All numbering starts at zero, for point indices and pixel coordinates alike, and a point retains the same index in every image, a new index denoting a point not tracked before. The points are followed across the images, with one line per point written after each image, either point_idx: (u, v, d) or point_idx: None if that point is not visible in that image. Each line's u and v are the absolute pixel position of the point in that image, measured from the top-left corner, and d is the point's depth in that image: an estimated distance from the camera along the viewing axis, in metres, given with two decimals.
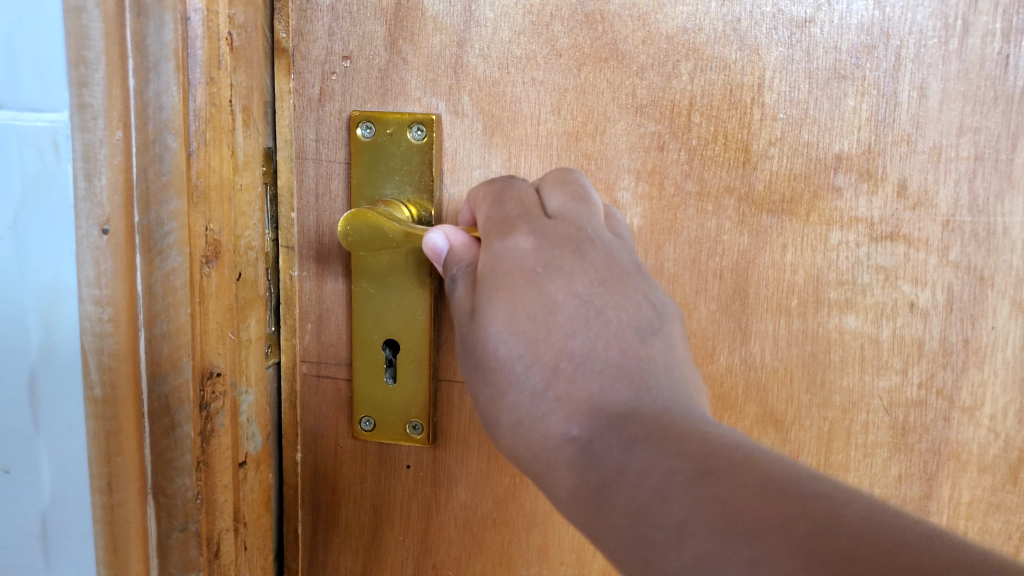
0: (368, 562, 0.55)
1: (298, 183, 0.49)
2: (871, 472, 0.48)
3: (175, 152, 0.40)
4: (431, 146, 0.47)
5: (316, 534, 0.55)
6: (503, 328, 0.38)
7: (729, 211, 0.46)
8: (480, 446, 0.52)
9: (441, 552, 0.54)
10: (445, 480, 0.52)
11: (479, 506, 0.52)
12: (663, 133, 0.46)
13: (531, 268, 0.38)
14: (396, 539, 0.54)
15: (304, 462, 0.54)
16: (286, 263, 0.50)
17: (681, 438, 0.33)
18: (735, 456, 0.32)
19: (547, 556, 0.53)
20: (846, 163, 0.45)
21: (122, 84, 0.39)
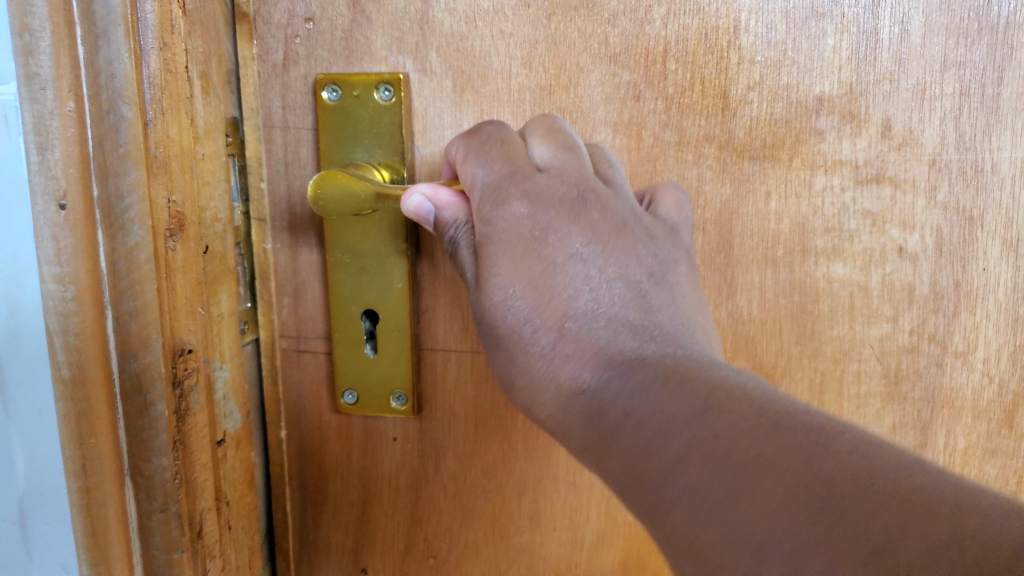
0: (359, 537, 0.54)
1: (266, 152, 0.48)
2: (863, 423, 0.47)
3: (131, 123, 0.38)
4: (400, 106, 0.45)
5: (305, 511, 0.54)
6: (511, 291, 0.39)
7: (710, 161, 0.45)
8: (466, 414, 0.51)
9: (432, 523, 0.53)
10: (432, 450, 0.52)
11: (468, 475, 0.52)
12: (639, 82, 0.44)
13: (532, 230, 0.39)
14: (385, 512, 0.53)
15: (289, 438, 0.53)
16: (259, 236, 0.49)
17: (684, 377, 0.35)
18: (736, 397, 0.32)
19: (539, 523, 0.52)
20: (828, 105, 0.43)
21: (70, 51, 0.38)
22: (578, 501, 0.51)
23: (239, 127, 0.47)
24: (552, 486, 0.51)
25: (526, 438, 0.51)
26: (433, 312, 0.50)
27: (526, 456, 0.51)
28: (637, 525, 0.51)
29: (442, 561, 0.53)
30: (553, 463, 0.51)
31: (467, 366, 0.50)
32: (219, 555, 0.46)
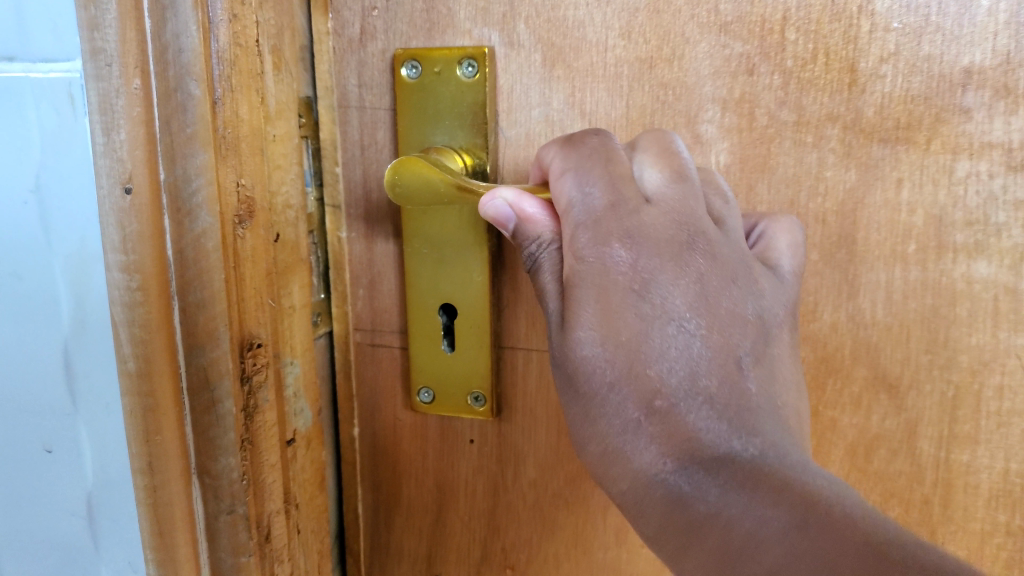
0: (433, 543, 0.51)
1: (341, 134, 0.45)
2: (1005, 445, 0.41)
3: (199, 101, 0.35)
4: (484, 84, 0.42)
5: (378, 512, 0.52)
6: (593, 353, 0.34)
7: (833, 144, 0.39)
8: (548, 418, 0.47)
9: (510, 533, 0.49)
10: (511, 455, 0.48)
11: (550, 483, 0.48)
12: (753, 54, 0.39)
13: (629, 280, 0.34)
14: (460, 519, 0.50)
15: (362, 436, 0.50)
16: (334, 224, 0.46)
17: (776, 484, 0.31)
18: (836, 515, 0.29)
19: (626, 539, 0.48)
20: (979, 77, 0.37)
21: (137, 24, 0.35)
22: None
23: (314, 109, 0.45)
24: None
25: None
26: (516, 308, 0.46)
27: None
28: None
29: (520, 574, 0.50)
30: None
31: (550, 366, 0.46)
32: (287, 559, 0.44)
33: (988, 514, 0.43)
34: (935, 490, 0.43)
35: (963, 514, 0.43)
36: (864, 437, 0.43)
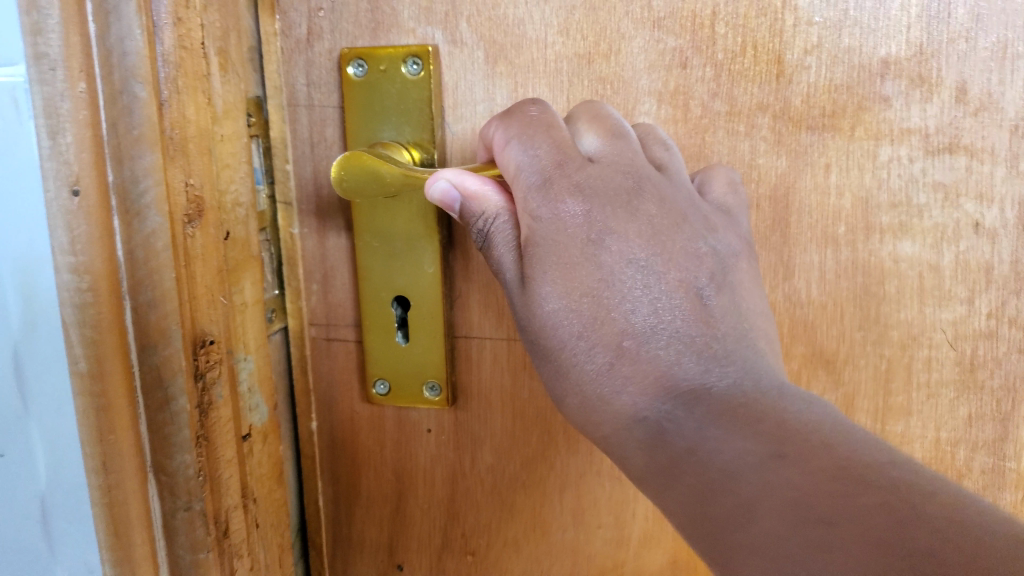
0: (394, 532, 0.52)
1: (291, 132, 0.45)
2: (936, 414, 0.44)
3: (145, 103, 0.36)
4: (429, 81, 0.43)
5: (338, 505, 0.52)
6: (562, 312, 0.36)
7: (764, 132, 0.41)
8: (504, 405, 0.48)
9: (469, 519, 0.51)
10: (468, 442, 0.49)
11: (507, 468, 0.49)
12: (685, 48, 0.41)
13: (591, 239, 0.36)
14: (420, 507, 0.51)
15: (319, 430, 0.51)
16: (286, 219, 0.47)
17: (751, 415, 0.32)
18: (805, 438, 0.31)
19: (582, 519, 0.49)
20: (895, 68, 0.39)
21: (81, 29, 0.36)
22: (623, 497, 0.48)
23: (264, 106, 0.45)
24: (596, 479, 0.48)
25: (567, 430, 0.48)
26: (468, 297, 0.47)
27: (567, 448, 0.48)
28: None
29: (480, 558, 0.51)
30: (596, 457, 0.48)
31: (504, 354, 0.47)
32: (247, 553, 0.44)
33: None
34: None
35: None
36: None
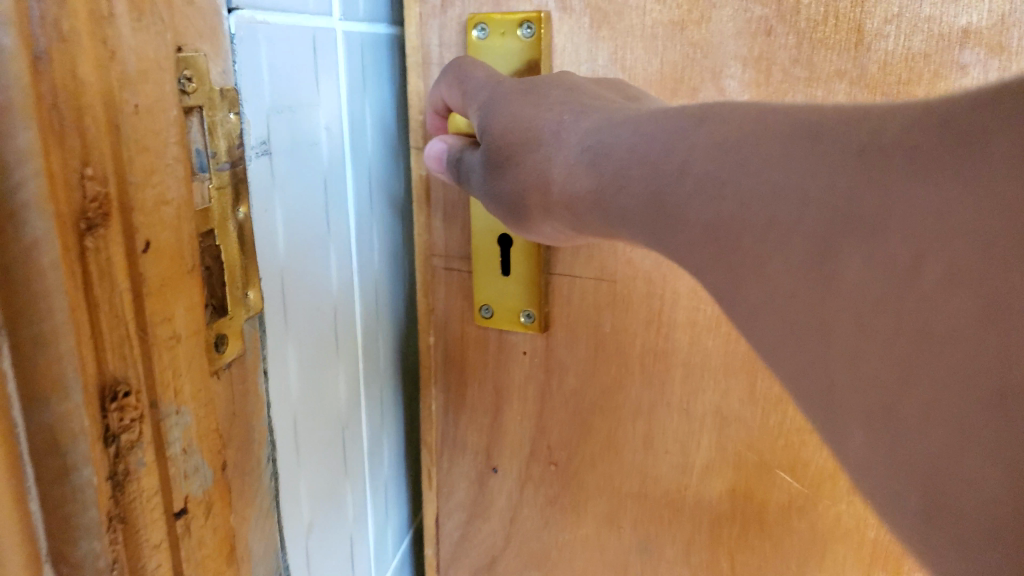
0: (490, 438, 0.60)
1: (424, 86, 0.53)
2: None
3: (14, 57, 0.22)
4: (539, 43, 0.49)
5: (445, 412, 0.61)
6: (551, 209, 0.44)
7: (841, 97, 0.44)
8: (589, 336, 0.55)
9: (554, 434, 0.58)
10: (557, 366, 0.56)
11: (588, 392, 0.56)
12: (771, 16, 0.44)
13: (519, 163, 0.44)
14: (514, 419, 0.59)
15: (433, 346, 0.60)
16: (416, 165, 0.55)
17: (883, 293, 0.28)
18: (830, 211, 0.29)
19: (653, 446, 0.55)
20: (975, 37, 0.41)
21: None
22: (691, 429, 0.53)
23: (283, 95, 0.41)
24: (666, 411, 0.54)
25: (642, 363, 0.53)
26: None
27: (642, 379, 0.54)
28: (747, 457, 0.52)
29: (561, 471, 0.58)
30: (667, 390, 0.53)
31: (592, 292, 0.54)
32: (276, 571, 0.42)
33: None
34: None
35: None
36: None
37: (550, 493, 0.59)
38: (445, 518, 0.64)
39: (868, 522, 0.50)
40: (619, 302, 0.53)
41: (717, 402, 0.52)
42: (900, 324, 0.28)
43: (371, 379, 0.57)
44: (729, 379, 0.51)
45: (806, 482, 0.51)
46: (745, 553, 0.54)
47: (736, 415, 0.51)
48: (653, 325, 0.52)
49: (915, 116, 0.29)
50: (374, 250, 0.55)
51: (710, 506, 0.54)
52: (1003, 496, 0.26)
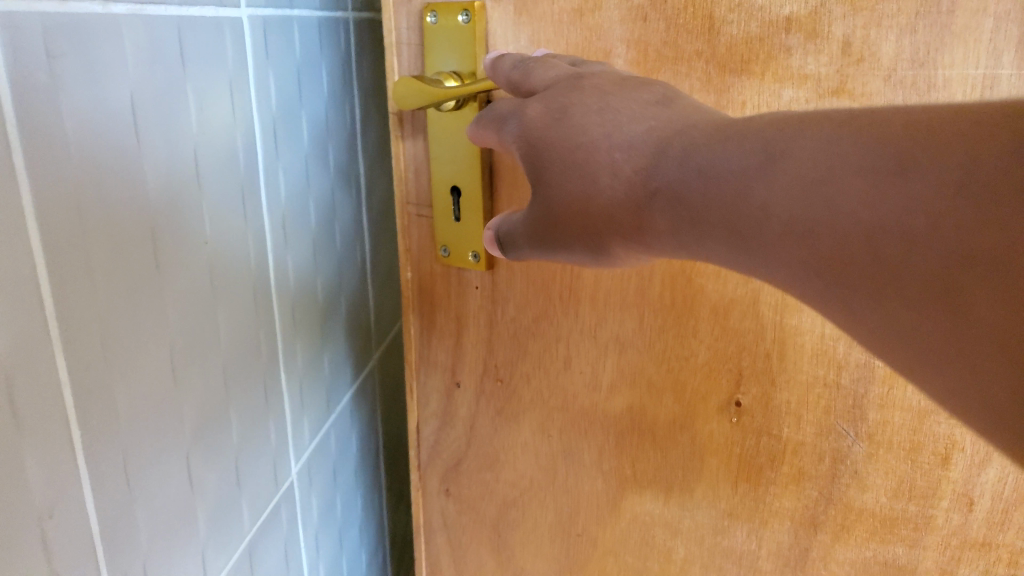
0: (455, 359, 0.71)
1: (396, 63, 0.63)
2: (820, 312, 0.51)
3: None
4: (475, 28, 0.58)
5: (421, 335, 0.72)
6: (575, 248, 0.49)
7: (699, 73, 0.53)
8: (522, 273, 0.64)
9: (499, 354, 0.69)
10: (500, 298, 0.67)
11: (521, 320, 0.66)
12: (645, 5, 0.53)
13: (562, 215, 0.48)
14: (471, 344, 0.70)
15: (410, 280, 0.71)
16: (396, 128, 0.65)
17: (867, 259, 0.33)
18: (890, 213, 0.32)
19: (571, 365, 0.65)
20: (795, 24, 0.49)
21: None
22: (598, 351, 0.63)
23: None
24: (579, 336, 0.63)
25: (562, 295, 0.63)
26: (505, 189, 0.63)
27: (562, 310, 0.63)
28: (641, 377, 0.61)
29: (507, 385, 0.69)
30: (581, 319, 0.63)
31: None
32: None
33: (811, 367, 0.53)
34: (773, 345, 0.54)
35: (793, 367, 0.54)
36: (723, 300, 0.55)
37: (499, 404, 0.70)
38: (423, 425, 0.75)
39: (735, 440, 0.58)
40: None
41: (616, 330, 0.61)
42: (866, 284, 0.33)
43: (136, 430, 0.39)
44: (625, 312, 0.60)
45: (686, 399, 0.59)
46: (644, 460, 0.64)
47: (631, 341, 0.60)
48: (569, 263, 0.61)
49: (854, 145, 0.34)
50: (193, 245, 0.44)
51: (615, 420, 0.64)
52: (1004, 412, 0.31)
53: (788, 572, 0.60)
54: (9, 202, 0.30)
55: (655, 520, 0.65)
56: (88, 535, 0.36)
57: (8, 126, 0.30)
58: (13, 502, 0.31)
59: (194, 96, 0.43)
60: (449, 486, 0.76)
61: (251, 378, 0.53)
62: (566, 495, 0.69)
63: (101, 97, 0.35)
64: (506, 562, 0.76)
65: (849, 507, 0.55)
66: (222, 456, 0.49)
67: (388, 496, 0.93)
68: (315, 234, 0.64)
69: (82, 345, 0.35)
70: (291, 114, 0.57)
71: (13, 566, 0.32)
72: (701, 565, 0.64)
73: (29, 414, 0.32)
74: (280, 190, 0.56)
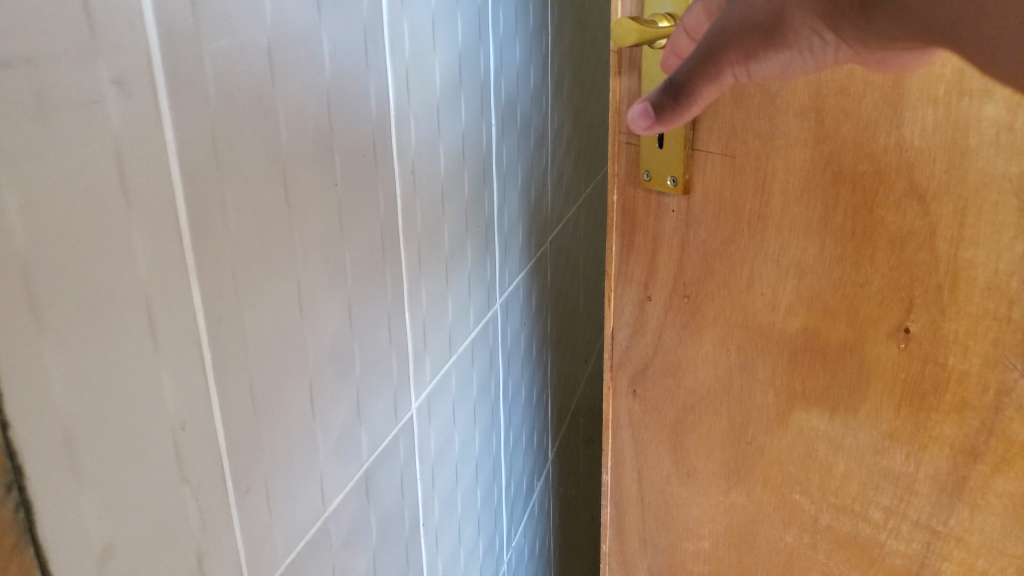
0: (650, 275, 0.77)
1: (621, 7, 0.70)
2: (995, 247, 0.55)
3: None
4: None
5: (620, 252, 0.78)
6: (746, 38, 0.55)
7: None
8: (717, 199, 0.69)
9: (689, 273, 0.73)
10: (694, 222, 0.71)
11: (713, 243, 0.71)
12: None
13: (733, 13, 0.55)
14: (666, 262, 0.75)
15: (614, 202, 0.76)
16: (615, 66, 0.72)
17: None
18: None
19: (754, 287, 0.69)
20: None
21: (137, 28, 0.29)
22: (782, 274, 0.67)
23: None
24: (763, 261, 0.68)
25: (751, 222, 0.67)
26: (704, 120, 0.66)
27: (749, 236, 0.68)
28: (822, 299, 0.65)
29: (693, 302, 0.74)
30: (766, 245, 0.67)
31: (722, 165, 0.67)
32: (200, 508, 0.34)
33: (983, 299, 0.56)
34: (946, 277, 0.57)
35: (964, 298, 0.57)
36: (901, 232, 0.59)
37: (684, 318, 0.76)
38: (618, 331, 0.82)
39: (902, 365, 0.62)
40: (748, 171, 0.66)
41: (799, 257, 0.65)
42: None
43: (264, 360, 0.38)
44: (808, 239, 0.64)
45: (860, 319, 0.63)
46: (814, 379, 0.68)
47: (812, 267, 0.64)
48: (760, 191, 0.66)
49: None
50: (312, 111, 0.41)
51: (790, 340, 0.68)
52: None
53: (944, 497, 0.64)
54: (149, 109, 0.30)
55: (819, 436, 0.70)
56: (216, 456, 0.35)
57: (152, 48, 0.30)
58: (138, 417, 0.30)
59: (360, 40, 0.45)
60: (636, 388, 0.83)
61: (375, 315, 0.49)
62: (738, 406, 0.75)
63: (238, 36, 0.35)
64: (681, 461, 0.83)
65: (1011, 440, 0.58)
66: (345, 377, 0.46)
67: (536, 425, 1.00)
68: (500, 175, 0.74)
69: (214, 277, 0.34)
70: (484, 61, 0.67)
71: (147, 486, 0.31)
72: (860, 482, 0.69)
73: (167, 335, 0.31)
74: (479, 115, 0.67)
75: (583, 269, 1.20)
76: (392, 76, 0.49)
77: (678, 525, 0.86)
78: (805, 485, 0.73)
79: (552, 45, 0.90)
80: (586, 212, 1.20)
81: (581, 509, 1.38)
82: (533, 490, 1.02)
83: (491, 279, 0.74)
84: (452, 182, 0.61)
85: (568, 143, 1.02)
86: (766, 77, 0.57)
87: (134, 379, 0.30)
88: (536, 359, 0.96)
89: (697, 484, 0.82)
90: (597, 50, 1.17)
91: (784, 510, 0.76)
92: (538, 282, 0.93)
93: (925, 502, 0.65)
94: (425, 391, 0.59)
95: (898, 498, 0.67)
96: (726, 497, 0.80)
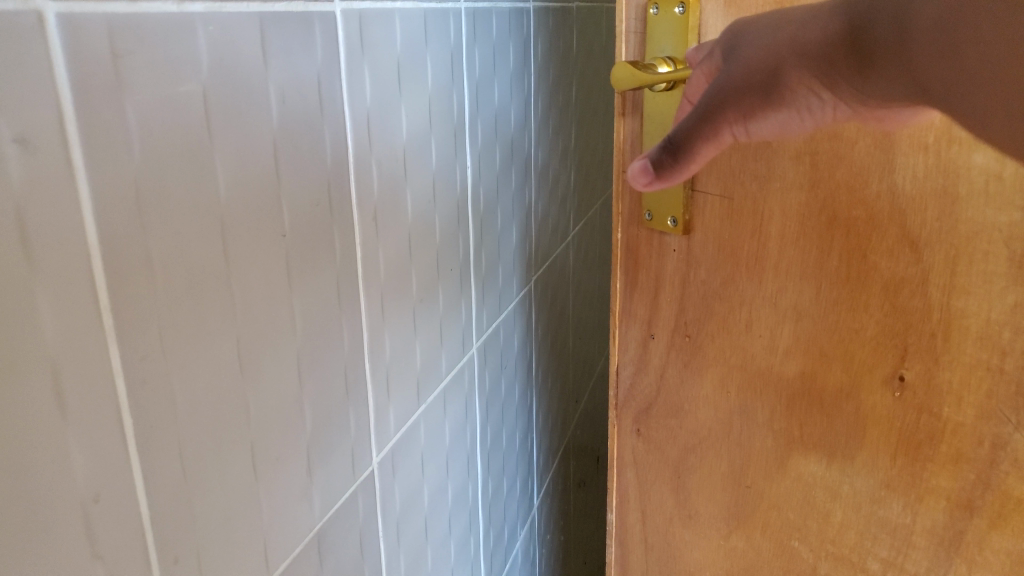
0: (653, 311, 0.76)
1: (625, 51, 0.70)
2: (986, 297, 0.54)
3: None
4: (688, 17, 0.63)
5: (624, 289, 0.78)
6: (744, 101, 0.56)
7: None
8: (716, 240, 0.69)
9: (689, 313, 0.73)
10: (694, 262, 0.71)
11: (712, 284, 0.70)
12: None
13: (733, 73, 0.56)
14: (668, 301, 0.75)
15: (618, 240, 0.76)
16: (619, 107, 0.73)
17: None
18: None
19: (752, 329, 0.68)
20: None
21: (52, 86, 0.28)
22: (779, 317, 0.66)
23: None
24: (761, 303, 0.67)
25: (748, 264, 0.67)
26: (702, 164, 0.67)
27: (747, 277, 0.67)
28: (818, 343, 0.64)
29: (694, 342, 0.74)
30: (763, 286, 0.66)
31: (721, 206, 0.67)
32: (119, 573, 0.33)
33: (976, 349, 0.55)
34: (938, 325, 0.57)
35: (957, 347, 0.56)
36: (894, 279, 0.58)
37: (685, 358, 0.75)
38: (622, 368, 0.82)
39: (897, 414, 0.61)
40: (747, 213, 0.66)
41: (795, 300, 0.65)
42: None
43: (196, 426, 0.37)
44: (804, 282, 0.63)
45: (856, 364, 0.62)
46: (811, 424, 0.67)
47: (808, 311, 0.64)
48: (757, 234, 0.65)
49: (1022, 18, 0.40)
50: (259, 160, 0.41)
51: (788, 383, 0.68)
52: None
53: (942, 551, 0.62)
54: (62, 170, 0.29)
55: (817, 482, 0.69)
56: (138, 526, 0.34)
57: (64, 103, 0.29)
58: (43, 491, 0.29)
59: (314, 94, 0.45)
60: (640, 426, 0.83)
61: (329, 373, 0.49)
62: (738, 448, 0.74)
63: (165, 89, 0.34)
64: (683, 503, 0.82)
65: (1007, 495, 0.57)
66: (291, 438, 0.46)
67: (518, 471, 0.99)
68: (476, 217, 0.75)
69: (137, 342, 0.33)
70: (457, 104, 0.68)
71: (51, 561, 0.30)
72: (858, 531, 0.67)
73: (78, 405, 0.30)
74: (452, 155, 0.68)
75: (573, 308, 1.21)
76: (349, 123, 0.50)
77: (680, 568, 0.85)
78: (803, 532, 0.72)
79: (535, 85, 0.91)
80: (577, 247, 1.20)
81: (572, 555, 1.36)
82: (516, 539, 1.01)
83: (466, 323, 0.75)
84: (419, 228, 0.62)
85: (555, 181, 1.03)
86: (764, 134, 0.59)
87: (38, 453, 0.29)
88: (518, 404, 0.96)
89: (699, 527, 0.81)
90: (587, 86, 1.18)
91: (784, 558, 0.74)
92: (522, 320, 0.94)
93: (923, 556, 0.64)
94: (388, 445, 0.59)
95: (896, 550, 0.65)
96: (727, 542, 0.79)
